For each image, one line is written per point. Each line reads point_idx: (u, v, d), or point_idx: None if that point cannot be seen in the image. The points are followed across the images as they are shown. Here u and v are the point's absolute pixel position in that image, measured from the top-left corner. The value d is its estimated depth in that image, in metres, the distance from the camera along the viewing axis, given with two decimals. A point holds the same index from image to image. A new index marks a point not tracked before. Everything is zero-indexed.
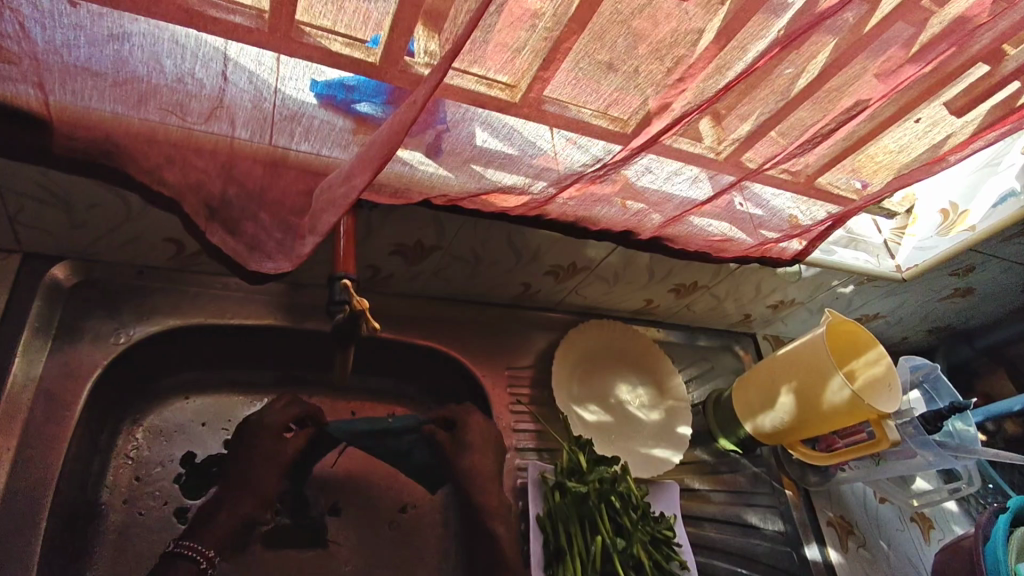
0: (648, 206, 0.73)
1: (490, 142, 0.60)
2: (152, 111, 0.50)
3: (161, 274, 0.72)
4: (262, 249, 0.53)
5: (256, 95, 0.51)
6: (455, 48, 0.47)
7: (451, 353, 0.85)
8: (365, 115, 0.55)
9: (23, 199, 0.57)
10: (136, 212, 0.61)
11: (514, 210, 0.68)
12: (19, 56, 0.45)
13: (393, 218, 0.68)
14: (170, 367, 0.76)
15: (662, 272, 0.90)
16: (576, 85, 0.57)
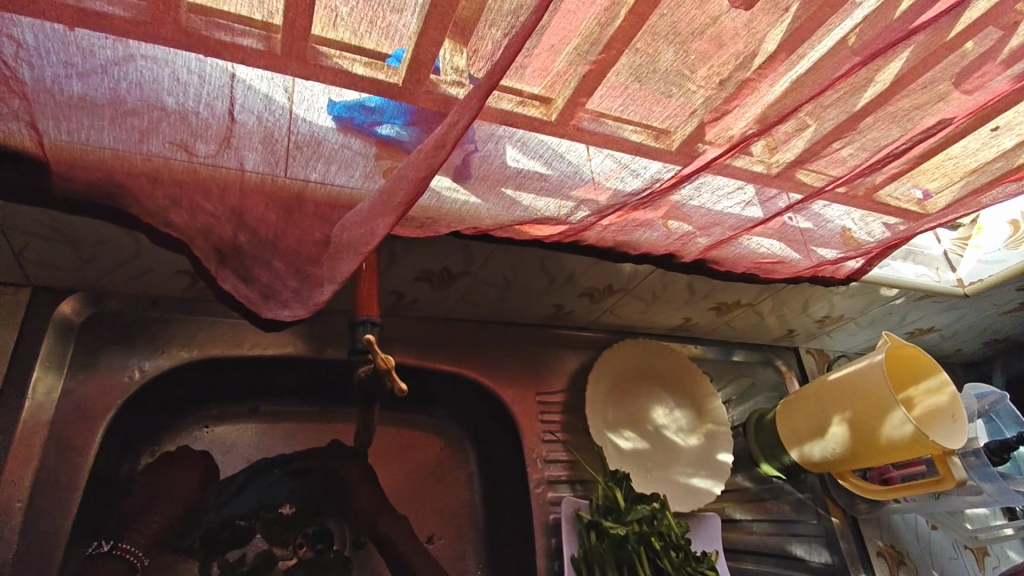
0: (692, 227, 0.68)
1: (525, 165, 0.55)
2: (157, 147, 0.45)
3: (175, 304, 0.69)
4: (276, 297, 0.50)
5: (267, 133, 0.46)
6: (492, 78, 0.42)
7: (477, 378, 0.82)
8: (389, 138, 0.48)
9: (26, 237, 0.54)
10: (147, 249, 0.57)
11: (550, 238, 0.64)
12: (8, 94, 0.41)
13: (418, 248, 0.64)
14: (189, 398, 0.73)
15: (705, 290, 0.84)
16: (619, 104, 0.51)
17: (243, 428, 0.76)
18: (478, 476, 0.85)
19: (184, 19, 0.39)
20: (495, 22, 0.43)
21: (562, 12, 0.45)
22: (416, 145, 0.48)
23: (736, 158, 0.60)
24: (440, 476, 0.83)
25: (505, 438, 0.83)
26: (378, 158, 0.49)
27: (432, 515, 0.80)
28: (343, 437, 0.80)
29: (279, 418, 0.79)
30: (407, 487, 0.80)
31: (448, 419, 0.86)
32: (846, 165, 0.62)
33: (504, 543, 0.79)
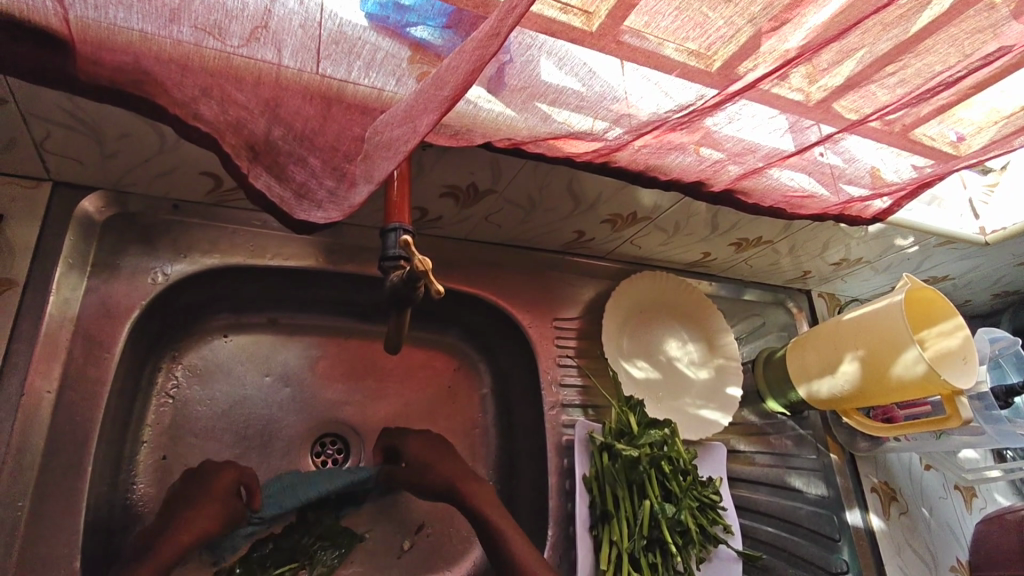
0: (726, 156, 0.66)
1: (562, 79, 0.53)
2: (186, 30, 0.43)
3: (196, 209, 0.67)
4: (310, 198, 0.50)
5: (307, 18, 0.44)
6: None
7: (497, 301, 0.82)
8: (423, 42, 0.46)
9: (49, 124, 0.52)
10: (171, 145, 0.56)
11: (582, 156, 0.62)
12: None
13: (447, 162, 0.62)
14: (209, 305, 0.73)
15: (726, 225, 0.83)
16: (670, 13, 0.49)
17: (261, 338, 0.77)
18: (490, 398, 0.86)
19: None
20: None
21: None
22: (453, 48, 0.46)
23: (776, 84, 0.58)
24: (454, 396, 0.84)
25: (519, 361, 0.84)
26: (412, 61, 0.47)
27: (445, 432, 0.81)
28: (360, 354, 0.81)
29: (297, 330, 0.79)
30: (423, 405, 0.82)
31: (462, 341, 0.87)
32: (895, 95, 0.60)
33: (517, 461, 0.81)
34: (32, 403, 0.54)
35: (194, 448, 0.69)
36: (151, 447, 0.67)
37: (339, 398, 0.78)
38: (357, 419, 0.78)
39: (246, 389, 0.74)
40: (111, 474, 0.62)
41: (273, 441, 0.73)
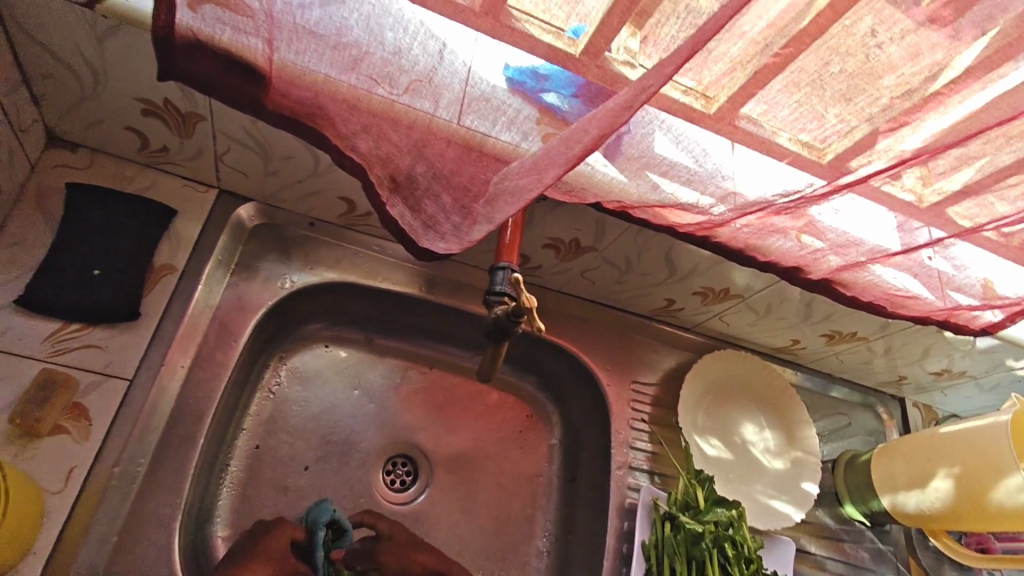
0: (827, 246, 0.67)
1: (677, 154, 0.57)
2: (361, 78, 0.51)
3: (329, 229, 0.76)
4: (436, 229, 0.55)
5: (461, 78, 0.52)
6: (686, 53, 0.44)
7: (579, 354, 0.84)
8: (552, 106, 0.53)
9: (231, 141, 0.62)
10: (322, 169, 0.64)
11: (684, 227, 0.65)
12: (256, 12, 0.49)
13: (556, 216, 0.67)
14: (319, 315, 0.80)
15: (820, 315, 0.83)
16: (784, 107, 0.53)
17: (358, 354, 0.83)
18: (557, 450, 0.87)
19: None
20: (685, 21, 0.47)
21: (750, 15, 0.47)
22: (579, 114, 0.52)
23: (887, 183, 0.59)
24: (523, 441, 0.86)
25: (592, 418, 0.85)
26: (540, 122, 0.53)
27: (510, 476, 0.83)
28: (442, 384, 0.86)
29: (389, 352, 0.85)
30: (492, 445, 0.84)
31: (539, 389, 0.90)
32: (1014, 207, 0.60)
33: (576, 517, 0.81)
34: (168, 373, 0.61)
35: (284, 444, 0.74)
36: (248, 436, 0.73)
37: (416, 423, 0.82)
38: (429, 447, 0.81)
39: (337, 398, 0.80)
40: (212, 454, 0.68)
41: (352, 451, 0.77)
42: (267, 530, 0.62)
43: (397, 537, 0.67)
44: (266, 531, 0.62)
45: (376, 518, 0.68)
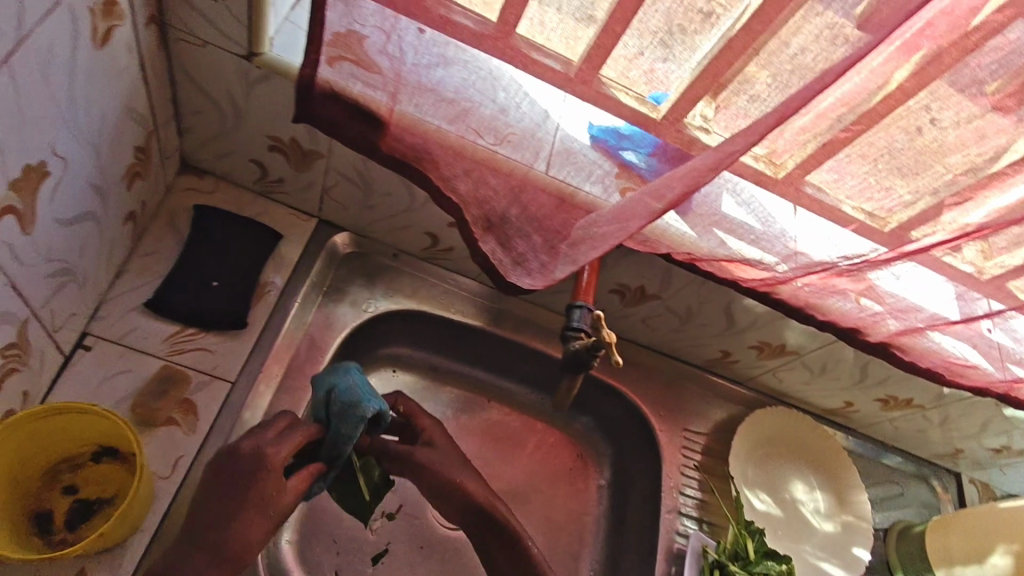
0: (886, 310, 0.70)
1: (741, 215, 0.63)
2: (466, 130, 0.59)
3: (411, 261, 0.83)
4: (524, 265, 0.61)
5: (551, 135, 0.60)
6: (770, 124, 0.49)
7: (633, 398, 0.88)
8: (629, 163, 0.60)
9: (340, 177, 0.70)
10: (417, 207, 0.71)
11: (748, 283, 0.69)
12: (387, 70, 0.58)
13: (627, 263, 0.73)
14: (392, 340, 0.86)
15: (876, 378, 0.85)
16: (847, 177, 0.57)
17: (423, 381, 0.88)
18: (606, 491, 0.89)
19: (516, 40, 0.54)
20: (758, 99, 0.52)
21: (829, 93, 0.51)
22: (654, 171, 0.59)
23: (948, 254, 0.62)
24: (573, 479, 0.89)
25: (643, 461, 0.88)
26: (617, 176, 0.60)
27: (559, 512, 0.85)
28: (499, 416, 0.90)
29: (452, 381, 0.90)
30: (543, 480, 0.87)
31: (592, 429, 0.92)
32: None
33: (623, 560, 0.82)
34: (263, 380, 0.67)
35: None
36: None
37: (472, 451, 0.86)
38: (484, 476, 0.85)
39: None
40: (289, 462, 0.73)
41: None
42: (280, 441, 0.56)
43: (439, 446, 0.67)
44: (280, 441, 0.56)
45: (418, 414, 0.70)
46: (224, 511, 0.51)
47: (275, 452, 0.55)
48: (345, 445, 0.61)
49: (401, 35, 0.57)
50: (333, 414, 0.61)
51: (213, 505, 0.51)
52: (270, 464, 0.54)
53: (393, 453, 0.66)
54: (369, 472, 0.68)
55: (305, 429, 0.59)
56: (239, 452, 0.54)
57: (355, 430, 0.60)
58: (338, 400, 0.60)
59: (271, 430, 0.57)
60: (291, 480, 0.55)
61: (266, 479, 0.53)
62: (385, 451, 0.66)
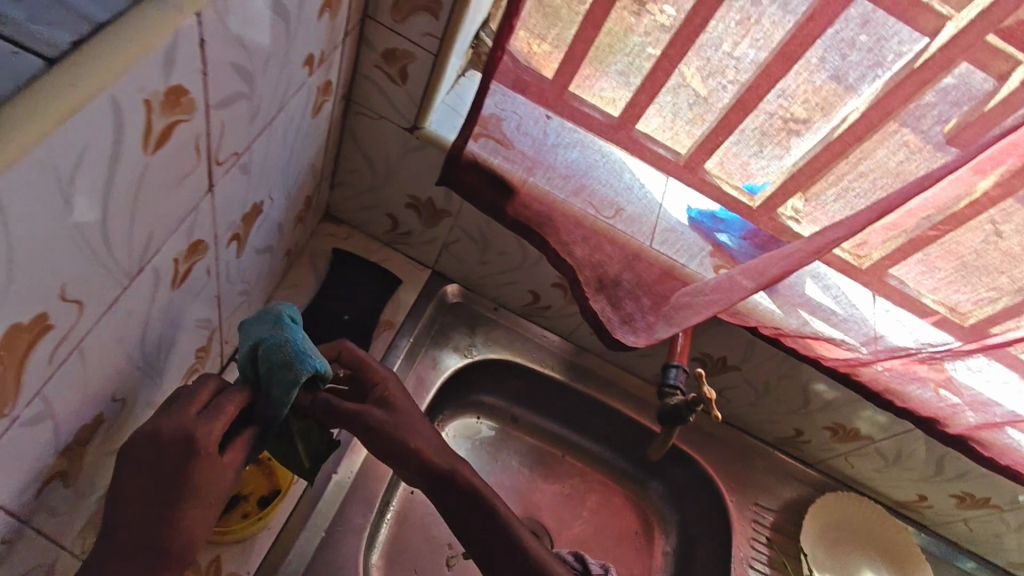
0: (965, 402, 0.73)
1: (823, 297, 0.70)
2: (582, 202, 0.69)
3: (509, 315, 0.91)
4: (630, 324, 0.70)
5: (660, 215, 0.68)
6: (868, 219, 0.57)
7: (706, 466, 0.91)
8: (722, 244, 0.68)
9: (462, 234, 0.80)
10: (527, 266, 0.80)
11: (830, 361, 0.74)
12: (528, 149, 0.68)
13: (713, 333, 0.79)
14: (481, 388, 0.93)
15: (951, 472, 0.86)
16: (926, 273, 0.63)
17: (506, 429, 0.94)
18: (671, 558, 0.90)
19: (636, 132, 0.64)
20: (849, 197, 0.59)
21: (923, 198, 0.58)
22: (744, 253, 0.67)
23: None
24: (640, 542, 0.91)
25: (711, 531, 0.89)
26: (712, 255, 0.68)
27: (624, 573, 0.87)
28: (572, 471, 0.95)
29: (531, 433, 0.95)
30: (612, 538, 0.90)
31: (661, 495, 0.95)
32: None
33: None
34: None
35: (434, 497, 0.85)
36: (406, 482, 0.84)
37: (546, 501, 0.90)
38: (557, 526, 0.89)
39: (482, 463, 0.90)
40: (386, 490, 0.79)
41: None
42: (211, 416, 0.42)
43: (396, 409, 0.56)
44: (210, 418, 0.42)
45: (367, 364, 0.59)
46: (148, 513, 0.38)
47: (208, 431, 0.41)
48: (280, 411, 0.47)
49: (547, 122, 0.66)
50: (264, 378, 0.47)
51: (138, 490, 0.39)
52: (199, 451, 0.40)
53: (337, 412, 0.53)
54: (309, 439, 0.54)
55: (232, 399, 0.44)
56: (162, 440, 0.40)
57: (289, 395, 0.46)
58: (267, 358, 0.47)
59: (194, 405, 0.43)
60: (229, 468, 0.43)
61: (196, 473, 0.40)
62: (331, 415, 0.52)
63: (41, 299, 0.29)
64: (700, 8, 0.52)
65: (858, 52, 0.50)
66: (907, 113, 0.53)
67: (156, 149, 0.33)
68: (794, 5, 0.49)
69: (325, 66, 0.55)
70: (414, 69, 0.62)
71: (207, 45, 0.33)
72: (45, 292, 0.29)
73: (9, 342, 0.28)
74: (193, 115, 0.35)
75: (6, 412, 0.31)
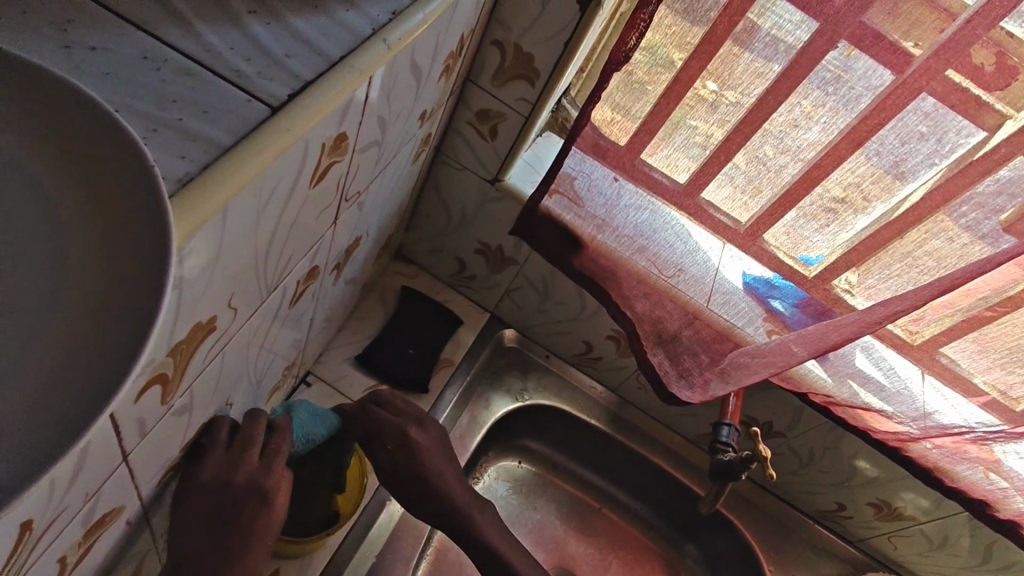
0: (1014, 487, 0.72)
1: (872, 370, 0.72)
2: (643, 260, 0.73)
3: (558, 362, 0.94)
4: (686, 379, 0.75)
5: (717, 277, 0.71)
6: (926, 293, 0.60)
7: (745, 534, 0.90)
8: (776, 311, 0.71)
9: (524, 281, 0.84)
10: (583, 317, 0.84)
11: (880, 435, 0.74)
12: (597, 207, 0.72)
13: (761, 399, 0.82)
14: (525, 433, 0.95)
15: (1000, 563, 0.83)
16: (977, 354, 0.66)
17: (546, 477, 0.96)
18: None
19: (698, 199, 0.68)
20: (902, 274, 0.63)
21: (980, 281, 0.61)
22: (796, 319, 0.70)
23: None
24: None
25: None
26: (766, 321, 0.71)
27: None
28: (608, 527, 0.95)
29: (569, 481, 0.96)
30: None
31: (697, 560, 0.94)
32: None
33: None
34: None
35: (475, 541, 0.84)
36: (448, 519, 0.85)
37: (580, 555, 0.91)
38: None
39: (519, 509, 0.92)
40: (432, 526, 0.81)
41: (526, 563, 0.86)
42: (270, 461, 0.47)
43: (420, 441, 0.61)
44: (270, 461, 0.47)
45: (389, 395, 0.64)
46: (219, 545, 0.43)
47: (269, 475, 0.46)
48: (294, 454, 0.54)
49: (618, 182, 0.71)
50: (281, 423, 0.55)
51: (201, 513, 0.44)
52: (265, 492, 0.45)
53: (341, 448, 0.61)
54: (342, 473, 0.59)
55: (275, 464, 0.48)
56: (236, 483, 0.44)
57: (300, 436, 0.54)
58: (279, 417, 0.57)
59: (255, 447, 0.47)
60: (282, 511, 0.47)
61: (263, 508, 0.45)
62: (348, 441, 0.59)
63: (216, 304, 0.34)
64: (773, 92, 0.57)
65: (923, 141, 0.54)
66: (964, 199, 0.56)
67: (315, 184, 0.39)
68: (861, 98, 0.54)
69: (431, 122, 0.61)
70: (504, 128, 0.69)
71: (367, 101, 0.40)
72: (220, 297, 0.34)
73: (191, 337, 0.33)
74: (343, 157, 0.41)
75: (168, 400, 0.36)
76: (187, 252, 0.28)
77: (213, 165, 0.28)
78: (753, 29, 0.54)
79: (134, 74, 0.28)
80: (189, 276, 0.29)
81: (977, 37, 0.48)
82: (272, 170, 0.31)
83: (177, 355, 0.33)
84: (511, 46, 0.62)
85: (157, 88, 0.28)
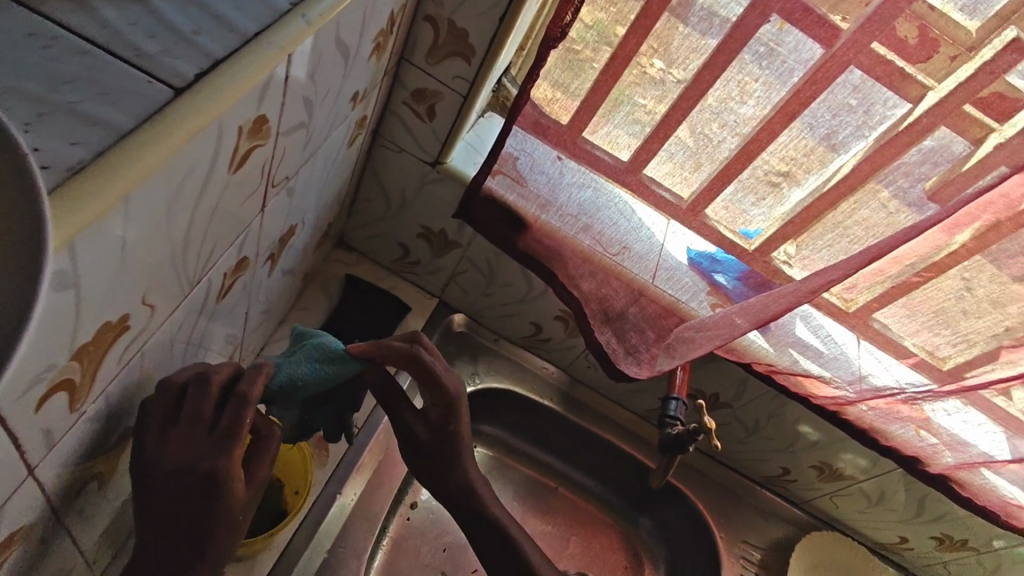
0: (943, 443, 0.76)
1: (810, 338, 0.74)
2: (586, 238, 0.73)
3: (509, 345, 0.94)
4: (634, 355, 0.74)
5: (659, 254, 0.72)
6: (861, 262, 0.60)
7: (696, 503, 0.93)
8: (719, 284, 0.72)
9: (469, 264, 0.83)
10: (530, 298, 0.84)
11: (819, 399, 0.77)
12: (539, 186, 0.72)
13: (707, 371, 0.84)
14: (477, 417, 0.95)
15: (931, 513, 0.89)
16: (905, 318, 0.69)
17: (500, 459, 0.95)
18: None
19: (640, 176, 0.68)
20: (836, 244, 0.65)
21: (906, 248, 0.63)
22: (738, 292, 0.71)
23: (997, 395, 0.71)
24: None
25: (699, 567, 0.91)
26: (708, 295, 0.73)
27: None
28: (565, 504, 0.96)
29: (523, 463, 0.96)
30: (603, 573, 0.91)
31: (652, 531, 0.96)
32: None
33: None
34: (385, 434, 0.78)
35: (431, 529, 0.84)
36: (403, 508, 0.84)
37: (537, 534, 0.92)
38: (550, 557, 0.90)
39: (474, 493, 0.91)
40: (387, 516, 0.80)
41: None
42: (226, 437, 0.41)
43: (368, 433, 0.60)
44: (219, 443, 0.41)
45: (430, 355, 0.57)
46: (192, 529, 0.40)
47: (226, 455, 0.41)
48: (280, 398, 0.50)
49: (559, 160, 0.70)
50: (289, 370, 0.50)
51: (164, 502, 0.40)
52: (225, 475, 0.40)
53: (350, 392, 0.54)
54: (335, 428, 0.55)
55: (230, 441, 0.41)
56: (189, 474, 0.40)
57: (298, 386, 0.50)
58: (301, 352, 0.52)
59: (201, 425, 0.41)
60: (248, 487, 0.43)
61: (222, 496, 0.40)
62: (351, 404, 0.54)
63: (128, 300, 0.32)
64: (708, 66, 0.57)
65: (852, 113, 0.56)
66: (892, 169, 0.58)
67: (235, 170, 0.36)
68: (793, 71, 0.55)
69: (364, 103, 0.59)
70: (442, 107, 0.67)
71: (289, 81, 0.38)
72: (132, 292, 0.32)
73: (100, 336, 0.31)
74: (266, 141, 0.39)
75: (79, 407, 0.33)
76: (83, 245, 0.25)
77: (109, 150, 0.26)
78: (688, 3, 0.55)
79: (19, 53, 0.26)
80: (88, 272, 0.27)
81: (900, 10, 0.49)
82: (182, 154, 0.29)
83: (83, 358, 0.31)
84: (445, 21, 0.60)
85: (48, 67, 0.26)
